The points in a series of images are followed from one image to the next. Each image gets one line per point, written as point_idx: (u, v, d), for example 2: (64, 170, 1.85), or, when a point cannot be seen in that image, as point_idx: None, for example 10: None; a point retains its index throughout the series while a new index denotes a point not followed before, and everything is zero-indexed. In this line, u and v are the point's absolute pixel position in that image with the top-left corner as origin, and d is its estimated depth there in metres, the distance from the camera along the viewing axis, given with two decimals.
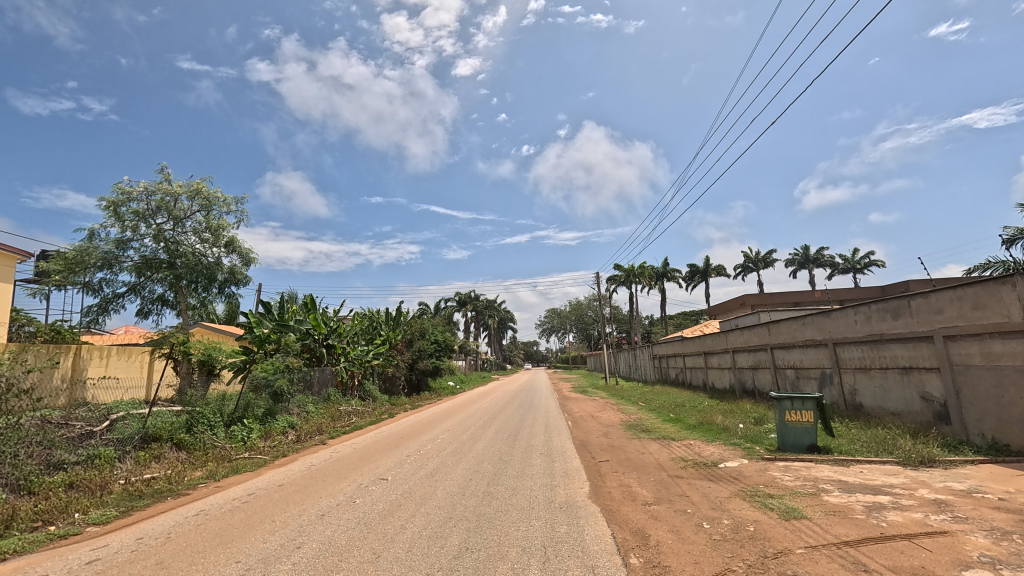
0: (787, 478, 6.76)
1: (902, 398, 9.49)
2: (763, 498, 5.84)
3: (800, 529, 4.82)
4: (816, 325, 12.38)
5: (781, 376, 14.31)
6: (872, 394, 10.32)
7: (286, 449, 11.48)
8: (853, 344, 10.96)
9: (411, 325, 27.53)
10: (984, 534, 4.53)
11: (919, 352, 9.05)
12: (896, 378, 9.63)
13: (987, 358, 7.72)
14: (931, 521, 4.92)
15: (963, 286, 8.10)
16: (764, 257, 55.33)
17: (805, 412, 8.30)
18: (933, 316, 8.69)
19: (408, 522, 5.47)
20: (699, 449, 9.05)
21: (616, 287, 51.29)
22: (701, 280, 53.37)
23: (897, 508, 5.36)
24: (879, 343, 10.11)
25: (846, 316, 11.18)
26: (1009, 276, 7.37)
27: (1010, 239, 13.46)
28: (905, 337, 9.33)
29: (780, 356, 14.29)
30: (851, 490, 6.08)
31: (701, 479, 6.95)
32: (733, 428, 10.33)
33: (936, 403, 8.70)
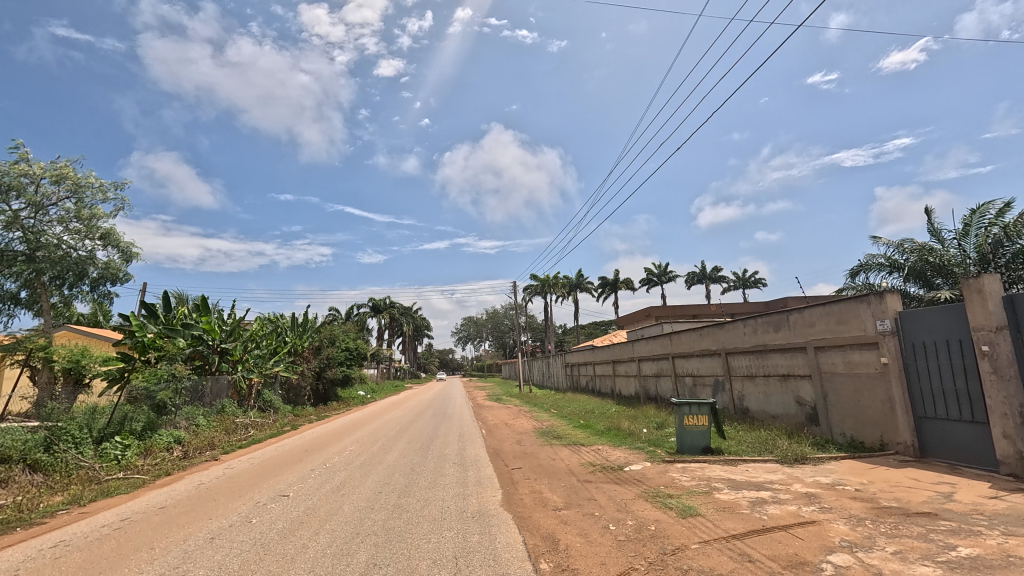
0: (684, 479, 7.27)
1: (781, 402, 10.60)
2: (663, 498, 6.23)
3: (694, 526, 5.19)
4: (711, 337, 13.44)
5: (680, 384, 15.41)
6: (757, 399, 11.42)
7: (171, 467, 10.37)
8: (741, 354, 12.04)
9: (320, 332, 26.20)
10: (844, 521, 5.16)
11: (795, 361, 10.17)
12: (776, 385, 10.73)
13: (848, 366, 8.87)
14: (803, 512, 5.52)
15: (829, 303, 9.20)
16: (666, 272, 59.26)
17: (701, 416, 8.95)
18: (808, 329, 9.76)
19: (311, 540, 5.16)
20: (607, 454, 9.47)
21: (531, 296, 52.30)
22: (610, 292, 55.97)
23: (776, 502, 5.96)
24: (763, 353, 11.21)
25: (736, 328, 12.24)
26: (865, 296, 8.50)
27: (853, 272, 15.46)
28: (785, 347, 10.41)
29: (680, 365, 15.36)
30: (738, 487, 6.66)
31: (608, 482, 7.27)
32: (638, 432, 10.95)
33: (808, 406, 9.81)
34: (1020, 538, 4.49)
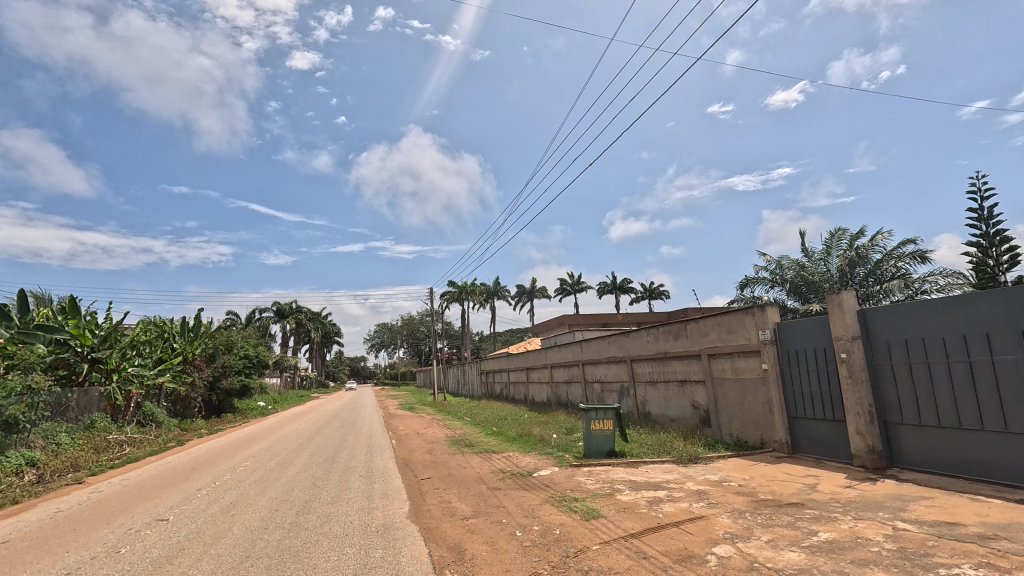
0: (589, 482, 7.54)
1: (678, 406, 11.38)
2: (568, 502, 6.41)
3: (596, 527, 5.40)
4: (618, 345, 14.15)
5: (589, 390, 16.03)
6: (658, 404, 12.17)
7: (20, 494, 8.94)
8: (644, 361, 12.78)
9: (215, 337, 24.07)
10: (728, 515, 5.63)
11: (691, 367, 10.98)
12: (675, 390, 11.52)
13: (735, 372, 9.73)
14: (693, 508, 5.95)
15: (720, 314, 10.05)
16: (580, 282, 61.53)
17: (606, 420, 9.35)
18: (702, 338, 10.60)
19: (193, 568, 4.69)
20: (517, 460, 9.59)
21: (448, 303, 51.88)
22: (526, 300, 57.06)
23: (670, 500, 6.37)
24: (663, 360, 11.98)
25: (640, 337, 12.97)
26: (750, 308, 9.40)
27: (742, 284, 17.05)
28: (682, 354, 11.21)
29: (589, 371, 15.98)
30: (638, 488, 7.03)
31: (517, 489, 7.36)
32: (548, 437, 11.22)
33: (702, 409, 10.62)
34: (866, 520, 5.17)
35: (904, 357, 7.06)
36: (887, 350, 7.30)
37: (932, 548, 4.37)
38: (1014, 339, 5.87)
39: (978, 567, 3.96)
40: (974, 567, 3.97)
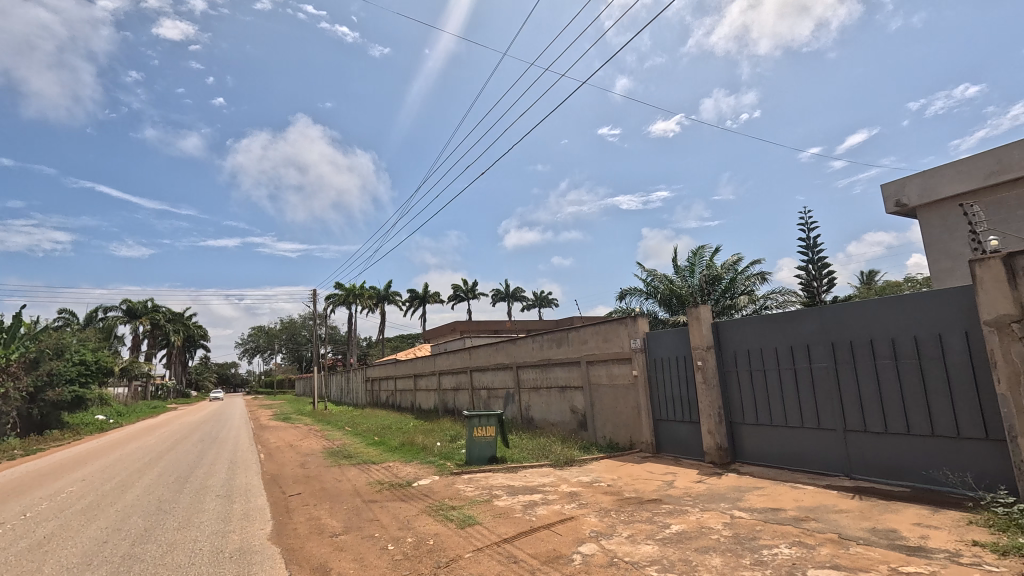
0: (468, 489, 7.55)
1: (559, 411, 11.89)
2: (445, 511, 6.36)
3: (471, 535, 5.41)
4: (505, 351, 14.43)
5: (476, 396, 16.14)
6: (540, 409, 12.61)
7: None
8: (529, 367, 13.17)
9: (39, 340, 20.34)
10: (595, 514, 5.97)
11: (571, 374, 11.54)
12: (556, 395, 12.02)
13: (610, 378, 10.41)
14: (565, 509, 6.23)
15: (598, 324, 10.69)
16: (473, 289, 61.89)
17: (489, 427, 9.47)
18: (581, 346, 11.19)
19: None
20: (397, 470, 9.32)
21: (334, 306, 49.21)
22: (418, 305, 56.07)
23: (544, 503, 6.60)
24: (546, 367, 12.45)
25: (525, 344, 13.36)
26: (624, 318, 10.12)
27: (620, 294, 18.32)
28: (564, 361, 11.74)
29: (476, 378, 16.09)
30: (515, 492, 7.20)
31: (394, 500, 7.14)
32: (431, 445, 11.07)
33: (579, 414, 11.21)
34: (710, 511, 5.80)
35: (747, 364, 8.08)
36: (734, 359, 8.30)
37: (759, 532, 5.02)
38: (827, 350, 7.00)
39: (792, 546, 4.63)
40: (788, 546, 4.63)
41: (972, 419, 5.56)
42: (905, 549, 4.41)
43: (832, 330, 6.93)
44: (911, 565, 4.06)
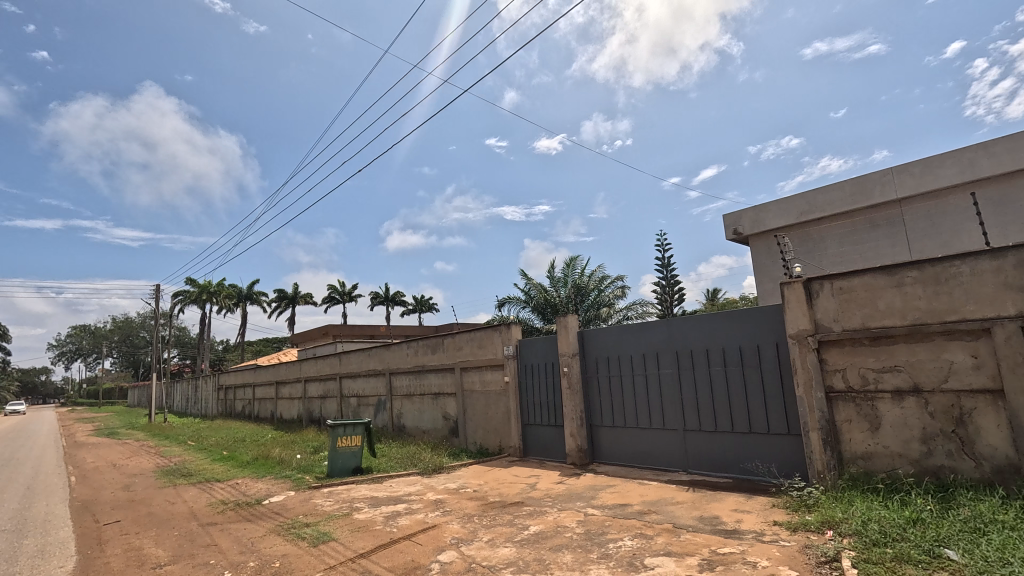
0: (326, 504, 7.09)
1: (431, 418, 11.76)
2: (298, 529, 5.89)
3: (324, 553, 5.07)
4: (377, 357, 13.90)
5: (344, 405, 15.31)
6: (412, 417, 12.36)
7: None
8: (402, 374, 12.83)
9: None
10: (458, 521, 5.96)
11: (445, 380, 11.47)
12: (428, 402, 11.86)
13: (482, 385, 10.55)
14: (428, 518, 6.13)
15: (473, 330, 10.78)
16: (350, 292, 58.90)
17: (354, 436, 9.02)
18: (456, 352, 11.18)
19: None
20: (246, 487, 8.45)
21: (183, 305, 43.49)
22: (287, 306, 51.88)
23: (408, 513, 6.44)
24: (420, 374, 12.23)
25: (400, 350, 13.00)
26: (499, 326, 10.33)
27: (498, 302, 18.68)
28: (438, 368, 11.63)
29: (346, 385, 15.28)
30: (377, 504, 6.92)
31: (238, 521, 6.44)
32: (289, 459, 10.22)
33: (451, 420, 11.19)
34: (567, 510, 6.11)
35: (607, 371, 8.71)
36: (596, 365, 8.89)
37: (607, 527, 5.41)
38: (672, 357, 7.81)
39: (634, 538, 5.05)
40: (631, 538, 5.04)
41: (779, 417, 6.57)
42: (723, 532, 5.05)
43: (678, 340, 7.75)
44: (726, 546, 4.66)
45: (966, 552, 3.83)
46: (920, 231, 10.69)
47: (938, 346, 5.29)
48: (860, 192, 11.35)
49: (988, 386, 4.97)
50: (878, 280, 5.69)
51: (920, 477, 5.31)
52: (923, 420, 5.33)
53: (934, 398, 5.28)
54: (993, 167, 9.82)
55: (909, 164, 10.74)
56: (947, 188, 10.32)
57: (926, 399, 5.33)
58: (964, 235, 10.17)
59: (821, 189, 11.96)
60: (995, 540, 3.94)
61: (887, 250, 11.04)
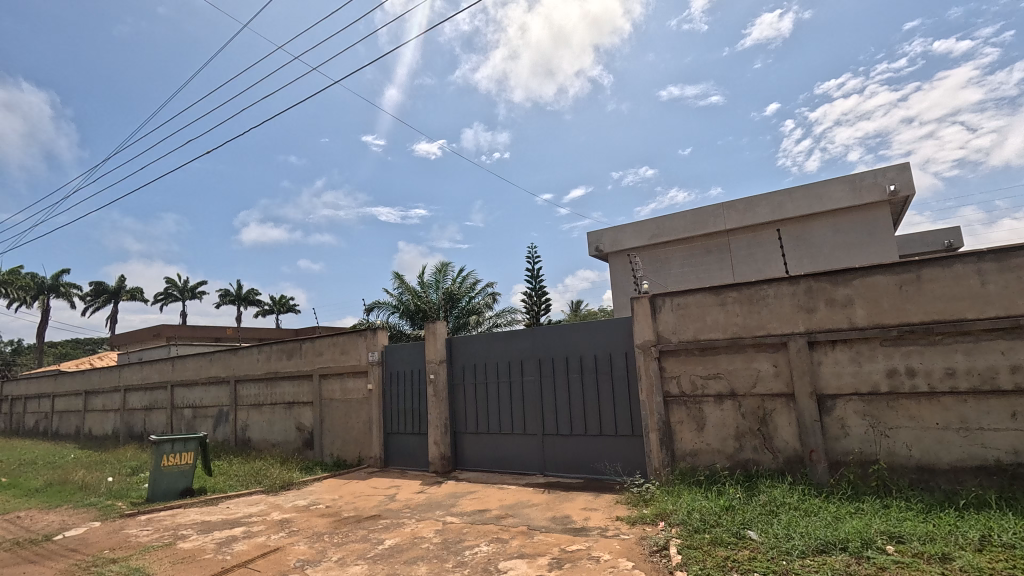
0: (142, 533, 6.07)
1: (282, 430, 10.79)
2: (100, 567, 4.94)
3: None
4: (221, 363, 12.40)
5: (176, 417, 13.38)
6: (260, 429, 11.22)
7: None
8: (250, 382, 11.60)
9: None
10: (305, 541, 5.50)
11: (300, 388, 10.61)
12: (280, 412, 10.88)
13: (343, 393, 9.97)
14: (270, 541, 5.56)
15: (335, 335, 10.15)
16: (192, 288, 51.98)
17: (185, 453, 7.90)
18: (315, 358, 10.42)
19: None
20: (31, 521, 6.90)
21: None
22: (107, 301, 44.07)
23: (246, 536, 5.78)
24: (272, 381, 11.16)
25: (249, 355, 11.74)
26: (363, 330, 9.86)
27: (367, 307, 17.88)
28: (293, 374, 10.73)
29: (179, 394, 13.37)
30: (209, 529, 6.11)
31: (14, 565, 5.21)
32: (96, 483, 8.60)
33: (305, 432, 10.37)
34: (425, 520, 6.00)
35: (473, 378, 8.78)
36: (462, 372, 8.91)
37: (465, 534, 5.42)
38: (535, 365, 8.14)
39: (490, 543, 5.12)
40: (487, 543, 5.10)
41: (625, 420, 7.19)
42: (572, 530, 5.36)
43: (541, 349, 8.10)
44: (574, 544, 4.95)
45: (762, 532, 4.55)
46: (741, 258, 12.57)
47: (749, 357, 6.23)
48: (698, 221, 13.00)
49: (783, 390, 5.98)
50: (707, 298, 6.55)
51: (732, 469, 6.19)
52: (737, 420, 6.22)
53: (745, 401, 6.20)
54: (794, 209, 11.94)
55: (736, 201, 12.61)
56: (762, 224, 12.30)
57: (739, 402, 6.23)
58: (773, 263, 12.19)
59: (669, 216, 13.48)
60: (783, 518, 4.73)
61: (717, 272, 12.79)
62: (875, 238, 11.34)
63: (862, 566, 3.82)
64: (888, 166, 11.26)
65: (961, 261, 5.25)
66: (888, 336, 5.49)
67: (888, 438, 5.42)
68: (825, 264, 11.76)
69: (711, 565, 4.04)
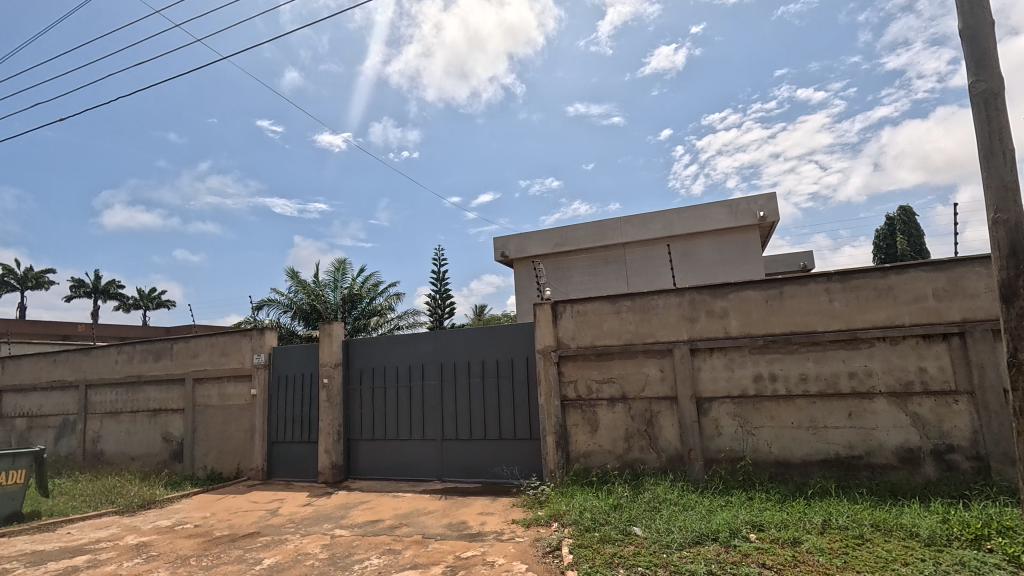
0: None
1: (144, 441, 9.54)
2: None
3: None
4: (68, 365, 10.68)
5: (5, 429, 11.28)
6: (116, 440, 9.82)
7: None
8: (106, 387, 10.11)
9: None
10: (167, 566, 4.87)
11: (169, 394, 9.45)
12: (143, 421, 9.62)
13: (221, 398, 9.04)
14: (122, 569, 4.84)
15: (215, 334, 9.19)
16: (36, 276, 44.44)
17: (13, 472, 6.67)
18: (189, 360, 9.34)
19: None
20: None
21: None
22: None
23: (91, 566, 4.98)
24: (134, 386, 9.83)
25: (105, 355, 10.23)
26: (249, 330, 9.03)
27: (254, 304, 16.46)
28: (161, 378, 9.53)
29: (10, 402, 11.30)
30: (42, 561, 5.18)
31: None
32: None
33: (174, 443, 9.26)
34: (311, 535, 5.60)
35: (370, 382, 8.41)
36: (359, 376, 8.51)
37: (355, 547, 5.13)
38: (436, 369, 8.00)
39: (382, 555, 4.90)
40: (378, 556, 4.88)
41: (524, 423, 7.31)
42: (468, 536, 5.31)
43: (443, 352, 7.98)
44: (469, 550, 4.89)
45: (646, 527, 4.84)
46: (636, 269, 13.42)
47: (640, 362, 6.64)
48: (598, 233, 13.66)
49: (668, 394, 6.44)
50: (604, 306, 6.88)
51: (621, 469, 6.53)
52: (627, 422, 6.58)
53: (634, 404, 6.58)
54: (682, 227, 13.00)
55: (632, 216, 13.46)
56: (654, 238, 13.24)
57: (630, 405, 6.60)
58: (663, 276, 13.16)
59: (571, 227, 14.01)
60: (664, 514, 5.07)
61: (614, 282, 13.53)
62: (748, 257, 12.69)
63: (729, 553, 4.20)
64: (760, 194, 12.69)
65: (813, 280, 6.03)
66: (756, 345, 6.14)
67: (753, 436, 6.05)
68: (706, 278, 12.93)
69: (600, 562, 4.20)
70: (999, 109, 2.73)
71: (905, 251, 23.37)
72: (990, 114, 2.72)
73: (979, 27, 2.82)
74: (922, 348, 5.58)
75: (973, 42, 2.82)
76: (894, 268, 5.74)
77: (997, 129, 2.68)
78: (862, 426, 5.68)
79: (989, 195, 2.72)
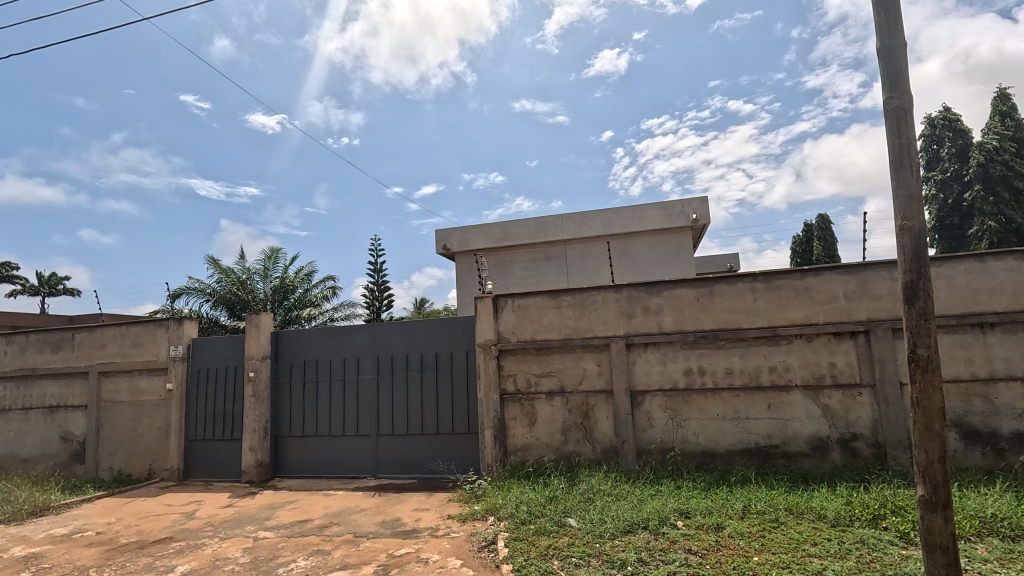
0: None
1: (39, 441, 8.59)
2: None
3: None
4: None
5: None
6: (4, 441, 8.78)
7: None
8: None
9: None
10: None
11: (69, 389, 8.55)
12: (38, 420, 8.65)
13: (131, 394, 8.29)
14: None
15: (125, 324, 8.40)
16: None
17: None
18: (94, 352, 8.49)
19: None
20: None
21: None
22: None
23: None
24: (26, 381, 8.81)
25: None
26: (165, 320, 8.32)
27: (173, 293, 15.27)
28: (60, 372, 8.60)
29: None
30: None
31: None
32: None
33: (74, 442, 8.40)
34: (231, 538, 5.25)
35: (301, 376, 8.01)
36: (289, 370, 8.08)
37: (280, 550, 4.87)
38: (373, 362, 7.74)
39: (309, 556, 4.67)
40: (305, 557, 4.64)
41: (462, 417, 7.24)
42: (402, 534, 5.18)
43: (380, 345, 7.74)
44: (403, 547, 4.77)
45: (580, 519, 4.92)
46: (576, 266, 13.67)
47: (578, 356, 6.74)
48: (540, 229, 13.77)
49: (604, 387, 6.59)
50: (545, 301, 6.92)
51: (557, 461, 6.61)
52: (564, 415, 6.68)
53: (572, 397, 6.68)
54: (621, 226, 13.35)
55: (574, 213, 13.67)
56: (594, 236, 13.52)
57: (567, 398, 6.70)
58: (601, 273, 13.49)
59: (514, 222, 14.02)
60: (598, 505, 5.18)
61: (554, 278, 13.70)
62: (680, 257, 13.27)
63: (658, 541, 4.35)
64: (693, 197, 13.27)
65: (741, 280, 6.36)
66: (687, 341, 6.41)
67: (683, 428, 6.32)
68: (642, 277, 13.38)
69: (535, 555, 4.21)
70: (908, 124, 2.96)
71: (820, 255, 25.35)
72: (901, 129, 2.95)
73: (895, 47, 3.03)
74: (834, 345, 6.04)
75: (888, 62, 3.04)
76: (812, 270, 6.17)
77: (907, 143, 2.90)
78: (780, 417, 6.08)
79: (897, 205, 2.96)
